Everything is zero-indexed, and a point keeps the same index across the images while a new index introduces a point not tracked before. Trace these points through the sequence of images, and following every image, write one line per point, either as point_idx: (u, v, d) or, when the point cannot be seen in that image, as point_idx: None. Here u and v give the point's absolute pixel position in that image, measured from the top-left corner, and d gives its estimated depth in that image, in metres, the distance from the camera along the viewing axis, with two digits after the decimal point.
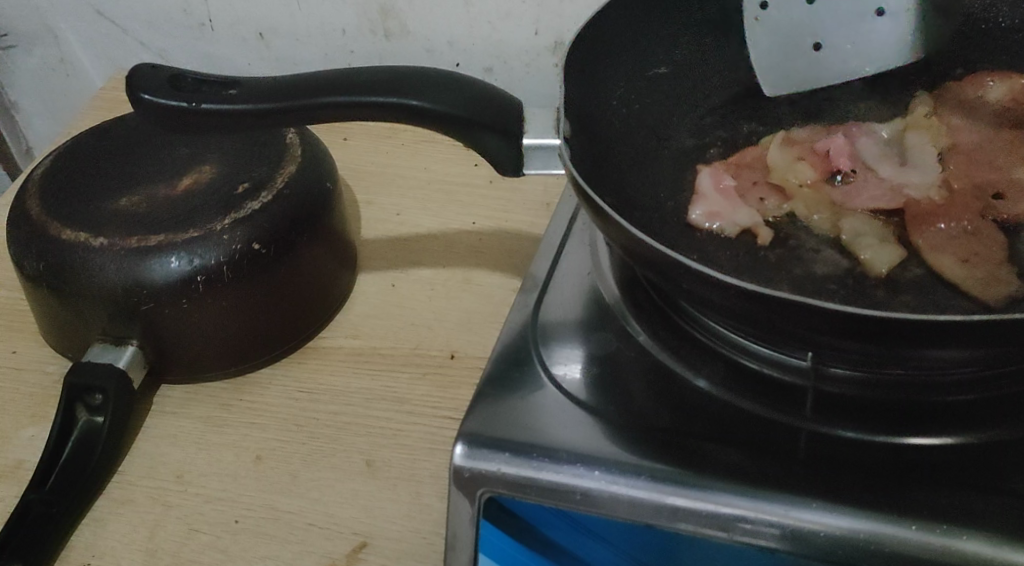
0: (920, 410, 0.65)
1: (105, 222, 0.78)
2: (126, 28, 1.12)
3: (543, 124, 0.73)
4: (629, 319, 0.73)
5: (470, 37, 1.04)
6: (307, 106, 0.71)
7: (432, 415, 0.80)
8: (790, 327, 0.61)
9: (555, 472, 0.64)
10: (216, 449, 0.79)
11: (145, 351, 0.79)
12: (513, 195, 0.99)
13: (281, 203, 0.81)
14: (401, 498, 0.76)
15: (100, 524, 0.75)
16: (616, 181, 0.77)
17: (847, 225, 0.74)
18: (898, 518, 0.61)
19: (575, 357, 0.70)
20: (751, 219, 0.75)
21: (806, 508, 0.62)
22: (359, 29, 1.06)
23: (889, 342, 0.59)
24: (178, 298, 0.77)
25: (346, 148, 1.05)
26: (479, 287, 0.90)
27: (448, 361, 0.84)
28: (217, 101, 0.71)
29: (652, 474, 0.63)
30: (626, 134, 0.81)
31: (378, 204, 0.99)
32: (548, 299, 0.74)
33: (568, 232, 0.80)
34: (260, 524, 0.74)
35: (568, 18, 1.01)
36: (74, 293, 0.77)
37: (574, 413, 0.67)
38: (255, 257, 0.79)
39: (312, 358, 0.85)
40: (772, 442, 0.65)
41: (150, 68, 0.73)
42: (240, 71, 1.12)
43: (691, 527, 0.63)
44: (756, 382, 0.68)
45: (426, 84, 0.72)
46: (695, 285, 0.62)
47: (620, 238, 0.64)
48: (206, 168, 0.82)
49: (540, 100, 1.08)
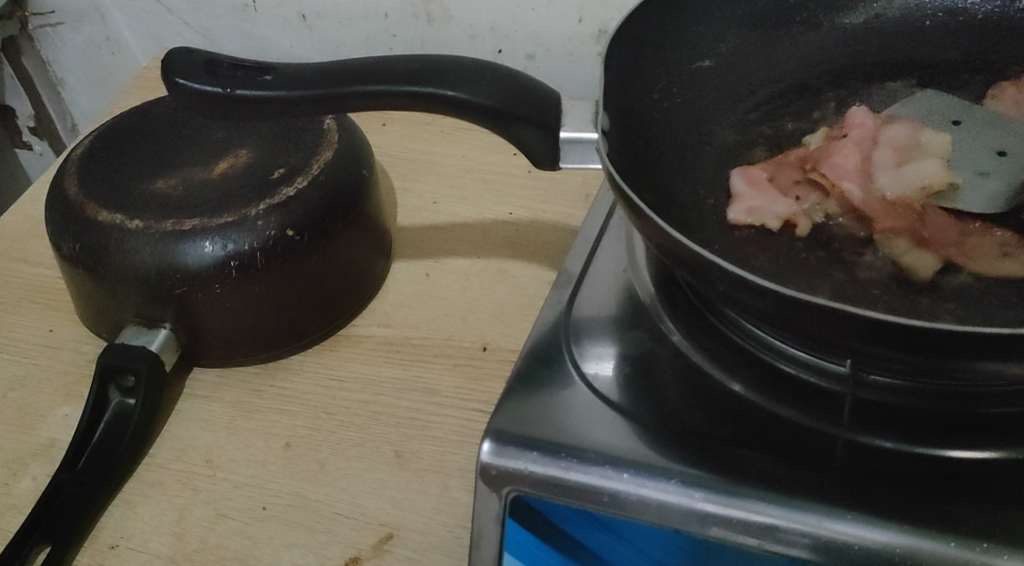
0: (962, 422, 0.64)
1: (141, 205, 0.78)
2: (171, 8, 1.11)
3: (580, 119, 0.72)
4: (663, 318, 0.71)
5: (513, 24, 1.03)
6: (343, 95, 0.70)
7: (462, 407, 0.80)
8: (828, 334, 0.60)
9: (583, 473, 0.63)
10: (246, 435, 0.78)
11: (178, 334, 0.79)
12: (551, 185, 0.98)
13: (316, 189, 0.80)
14: (430, 490, 0.75)
15: (129, 505, 0.75)
16: (654, 175, 0.76)
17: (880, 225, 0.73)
18: (934, 534, 0.60)
19: (607, 355, 0.69)
20: (789, 210, 0.73)
21: (839, 519, 0.60)
22: (401, 13, 1.05)
23: (932, 352, 0.58)
24: (211, 284, 0.77)
25: (385, 133, 1.05)
26: (514, 279, 0.89)
27: (480, 353, 0.83)
28: (253, 87, 0.71)
29: (682, 478, 0.62)
30: (666, 127, 0.79)
31: (415, 191, 0.98)
32: (582, 295, 0.73)
33: (604, 227, 0.79)
34: (287, 511, 0.74)
35: (613, 7, 0.99)
36: (109, 275, 0.77)
37: (604, 413, 0.66)
38: (289, 245, 0.78)
39: (343, 346, 0.84)
40: (807, 449, 0.63)
41: (187, 52, 0.73)
42: (282, 53, 1.12)
43: (721, 533, 0.62)
44: (792, 387, 0.66)
45: (464, 74, 0.71)
46: (732, 288, 0.60)
47: (657, 236, 0.62)
48: (243, 153, 0.82)
49: (582, 88, 1.06)
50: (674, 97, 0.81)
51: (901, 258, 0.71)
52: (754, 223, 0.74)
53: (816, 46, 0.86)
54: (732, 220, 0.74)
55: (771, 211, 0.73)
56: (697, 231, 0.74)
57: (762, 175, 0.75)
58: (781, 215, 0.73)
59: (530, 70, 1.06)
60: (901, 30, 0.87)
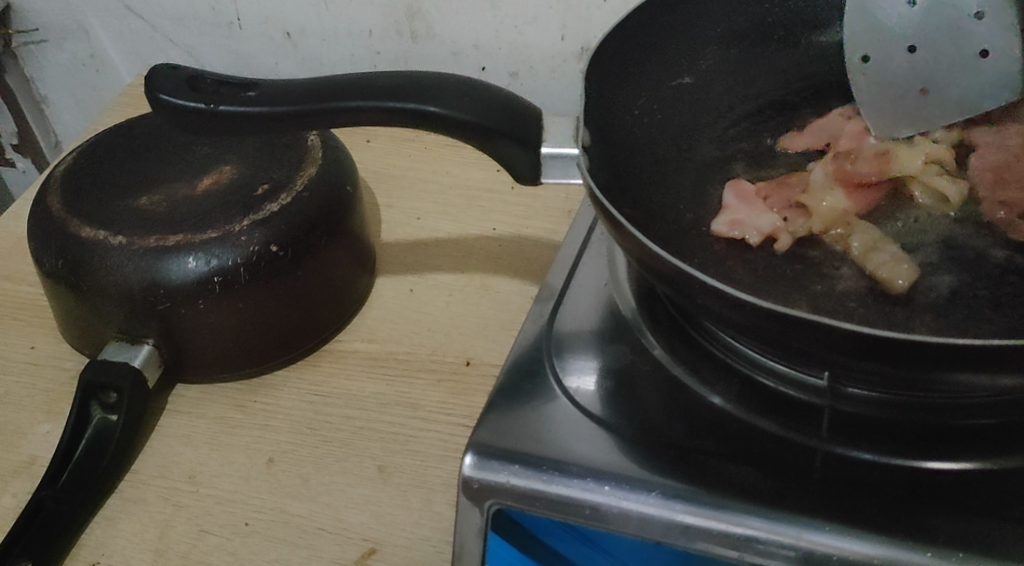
0: (941, 433, 0.64)
1: (124, 220, 0.78)
2: (155, 25, 1.12)
3: (561, 135, 0.72)
4: (644, 331, 0.72)
5: (496, 42, 1.04)
6: (324, 110, 0.71)
7: (446, 421, 0.80)
8: (808, 347, 0.60)
9: (564, 486, 0.64)
10: (228, 450, 0.78)
11: (160, 351, 0.79)
12: (534, 201, 0.98)
13: (300, 205, 0.80)
14: (413, 505, 0.75)
15: (110, 522, 0.74)
16: (635, 190, 0.76)
17: (859, 241, 0.73)
18: (912, 544, 0.60)
19: (589, 369, 0.69)
20: (773, 225, 0.74)
21: (819, 531, 0.61)
22: (385, 30, 1.05)
23: (910, 365, 0.58)
24: (194, 298, 0.77)
25: (369, 150, 1.05)
26: (497, 294, 0.90)
27: (463, 367, 0.84)
28: (237, 103, 0.71)
29: (662, 491, 0.63)
30: (647, 143, 0.80)
31: (399, 208, 0.98)
32: (564, 309, 0.74)
33: (586, 242, 0.80)
34: (270, 527, 0.74)
35: (595, 24, 1.00)
36: (91, 291, 0.77)
37: (586, 426, 0.66)
38: (272, 260, 0.78)
39: (326, 361, 0.84)
40: (786, 461, 0.64)
41: (170, 69, 0.73)
42: (267, 70, 1.12)
43: (703, 545, 0.62)
44: (774, 400, 0.67)
45: (445, 90, 0.72)
46: (711, 301, 0.61)
47: (638, 252, 0.63)
48: (226, 169, 0.82)
49: (564, 106, 1.07)
50: (654, 113, 0.82)
51: (877, 270, 0.71)
52: (736, 235, 0.74)
53: (795, 63, 0.87)
54: (715, 231, 0.75)
55: (753, 225, 0.74)
56: (677, 245, 0.75)
57: (750, 192, 0.76)
58: (763, 229, 0.73)
59: (513, 88, 1.07)
60: None
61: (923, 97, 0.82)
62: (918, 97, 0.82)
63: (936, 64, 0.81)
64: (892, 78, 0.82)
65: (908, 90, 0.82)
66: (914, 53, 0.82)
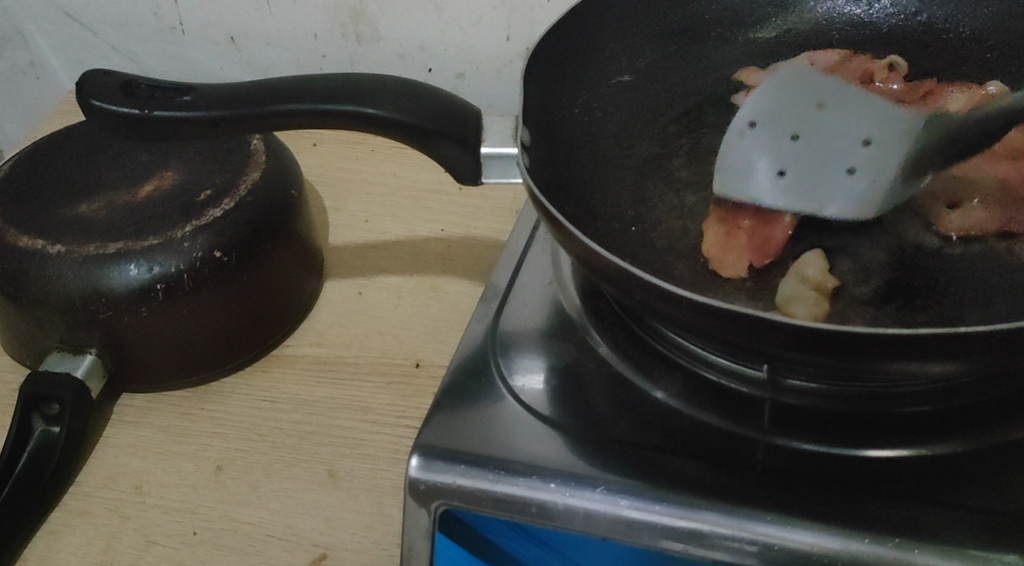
0: (880, 423, 0.65)
1: (65, 230, 0.77)
2: (97, 32, 1.11)
3: (500, 134, 0.72)
4: (589, 330, 0.72)
5: (442, 43, 1.03)
6: (262, 115, 0.70)
7: (395, 424, 0.80)
8: (746, 341, 0.61)
9: (509, 485, 0.64)
10: (176, 459, 0.78)
11: (104, 360, 0.78)
12: (482, 202, 0.98)
13: (242, 210, 0.80)
14: (364, 509, 0.75)
15: (55, 536, 0.74)
16: (576, 190, 0.77)
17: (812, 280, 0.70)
18: (851, 532, 0.61)
19: (535, 368, 0.69)
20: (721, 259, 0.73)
21: (761, 522, 0.61)
22: (330, 33, 1.05)
23: (844, 356, 0.59)
24: (136, 307, 0.76)
25: (316, 153, 1.05)
26: (445, 295, 0.90)
27: (412, 369, 0.83)
28: (170, 108, 0.70)
29: (607, 486, 0.63)
30: (588, 143, 0.80)
31: (346, 211, 0.98)
32: (508, 309, 0.74)
33: (531, 241, 0.80)
34: (219, 535, 0.73)
35: (540, 24, 1.00)
36: (30, 300, 0.76)
37: (532, 425, 0.66)
38: (216, 266, 0.78)
39: (275, 367, 0.84)
40: (729, 453, 0.64)
41: (101, 75, 0.72)
42: (212, 75, 1.11)
43: (647, 540, 0.62)
44: (715, 394, 0.67)
45: (383, 91, 0.71)
46: (650, 298, 0.61)
47: (577, 249, 0.63)
48: (168, 175, 0.82)
49: (512, 106, 1.07)
50: (595, 111, 0.82)
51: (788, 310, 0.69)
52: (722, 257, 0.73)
53: (732, 58, 0.88)
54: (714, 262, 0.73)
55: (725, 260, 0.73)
56: (619, 244, 0.75)
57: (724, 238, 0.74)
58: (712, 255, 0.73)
59: (460, 89, 1.07)
60: (813, 44, 0.89)
61: (869, 150, 0.76)
62: (840, 179, 0.75)
63: (831, 127, 0.77)
64: (761, 140, 0.77)
65: (851, 148, 0.76)
66: (766, 140, 0.77)
